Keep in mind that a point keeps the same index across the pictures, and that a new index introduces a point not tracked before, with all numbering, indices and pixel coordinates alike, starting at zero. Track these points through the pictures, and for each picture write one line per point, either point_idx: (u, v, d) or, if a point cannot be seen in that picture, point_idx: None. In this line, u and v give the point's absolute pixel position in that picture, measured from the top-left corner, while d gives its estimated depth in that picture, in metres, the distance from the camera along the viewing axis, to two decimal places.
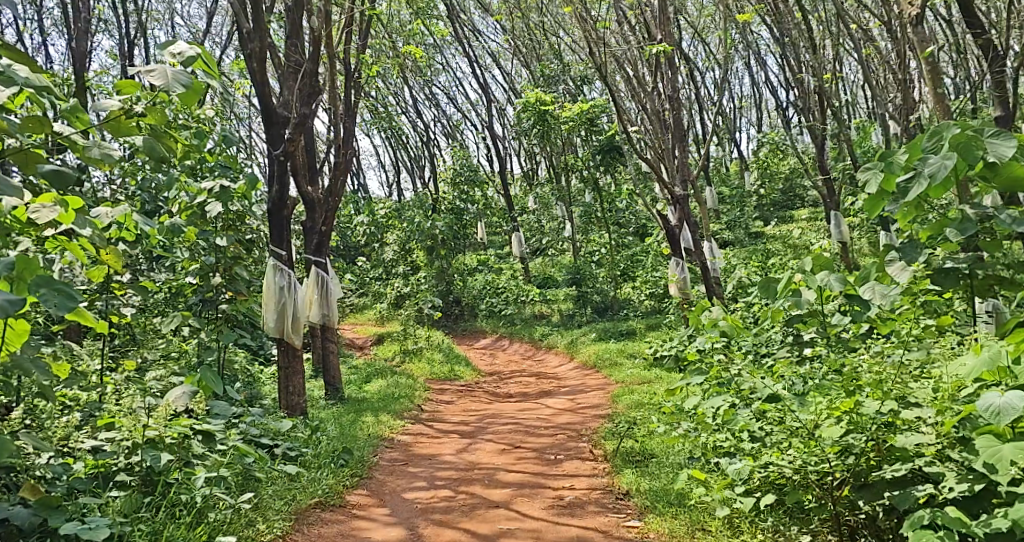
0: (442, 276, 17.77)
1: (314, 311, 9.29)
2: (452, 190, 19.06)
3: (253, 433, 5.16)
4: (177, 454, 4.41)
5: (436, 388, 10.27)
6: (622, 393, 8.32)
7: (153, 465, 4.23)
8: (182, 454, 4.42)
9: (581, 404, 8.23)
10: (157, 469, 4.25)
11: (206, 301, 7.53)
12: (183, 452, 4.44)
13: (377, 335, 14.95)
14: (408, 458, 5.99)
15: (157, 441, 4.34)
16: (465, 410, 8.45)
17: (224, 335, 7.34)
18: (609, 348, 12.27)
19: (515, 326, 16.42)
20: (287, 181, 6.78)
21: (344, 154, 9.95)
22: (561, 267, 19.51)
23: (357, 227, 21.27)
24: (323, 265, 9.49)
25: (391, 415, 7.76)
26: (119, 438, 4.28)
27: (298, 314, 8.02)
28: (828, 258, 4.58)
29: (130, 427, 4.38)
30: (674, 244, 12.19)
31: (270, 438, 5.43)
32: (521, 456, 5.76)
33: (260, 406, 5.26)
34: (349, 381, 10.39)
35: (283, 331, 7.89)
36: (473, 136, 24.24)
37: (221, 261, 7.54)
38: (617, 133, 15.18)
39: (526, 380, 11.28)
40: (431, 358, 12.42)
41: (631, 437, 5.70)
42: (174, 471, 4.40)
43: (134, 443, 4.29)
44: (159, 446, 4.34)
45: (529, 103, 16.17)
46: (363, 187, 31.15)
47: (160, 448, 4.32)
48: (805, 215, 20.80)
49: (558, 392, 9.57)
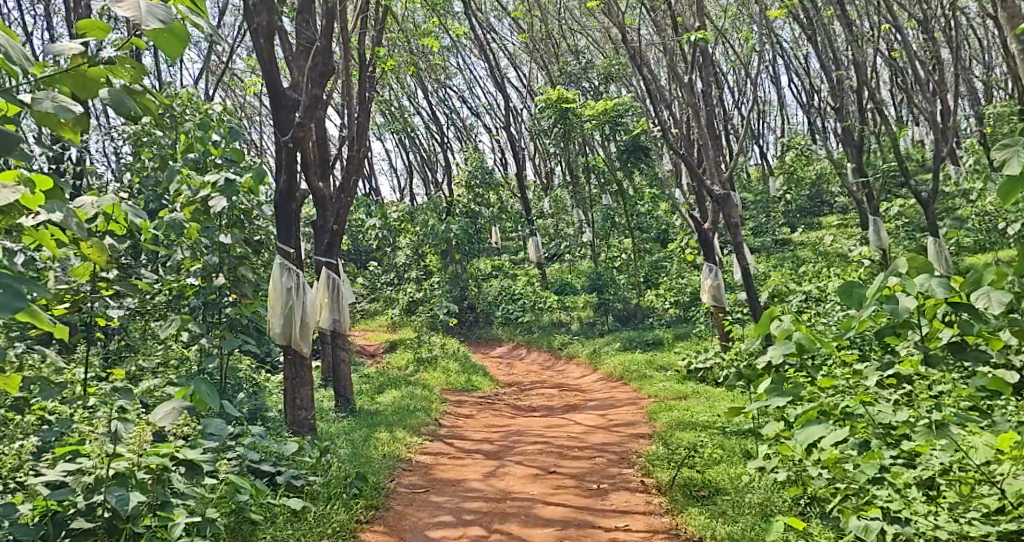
0: (457, 282, 17.07)
1: (325, 317, 8.63)
2: (466, 192, 18.28)
3: (250, 458, 4.49)
4: (149, 494, 3.74)
5: (454, 400, 9.59)
6: (659, 411, 7.62)
7: (117, 509, 3.54)
8: (156, 494, 3.74)
9: (615, 421, 7.52)
10: (122, 514, 3.57)
11: (208, 303, 6.91)
12: (157, 491, 3.77)
13: (390, 343, 14.31)
14: (430, 484, 5.31)
15: (127, 477, 3.65)
16: (488, 426, 7.76)
17: (227, 342, 6.71)
18: (636, 359, 11.58)
19: (533, 334, 15.70)
20: (297, 171, 6.12)
21: (357, 149, 9.26)
22: (580, 273, 18.80)
23: (369, 231, 20.65)
24: (334, 268, 8.81)
25: (408, 431, 7.09)
26: (82, 471, 3.64)
27: (305, 319, 7.16)
28: (927, 260, 4.08)
29: (98, 455, 3.70)
30: (707, 249, 11.45)
31: (270, 464, 4.74)
32: (561, 484, 5.07)
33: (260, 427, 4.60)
34: (360, 391, 9.71)
35: (289, 337, 7.02)
36: (488, 139, 23.61)
37: (224, 261, 6.87)
38: (643, 133, 14.49)
39: (549, 393, 10.58)
40: (447, 367, 11.76)
41: (687, 466, 5.02)
42: (144, 512, 3.75)
43: (97, 479, 3.64)
44: (129, 484, 3.65)
45: (551, 101, 15.40)
46: (375, 191, 30.57)
47: (129, 486, 3.65)
48: (834, 222, 20.04)
49: (585, 407, 8.86)
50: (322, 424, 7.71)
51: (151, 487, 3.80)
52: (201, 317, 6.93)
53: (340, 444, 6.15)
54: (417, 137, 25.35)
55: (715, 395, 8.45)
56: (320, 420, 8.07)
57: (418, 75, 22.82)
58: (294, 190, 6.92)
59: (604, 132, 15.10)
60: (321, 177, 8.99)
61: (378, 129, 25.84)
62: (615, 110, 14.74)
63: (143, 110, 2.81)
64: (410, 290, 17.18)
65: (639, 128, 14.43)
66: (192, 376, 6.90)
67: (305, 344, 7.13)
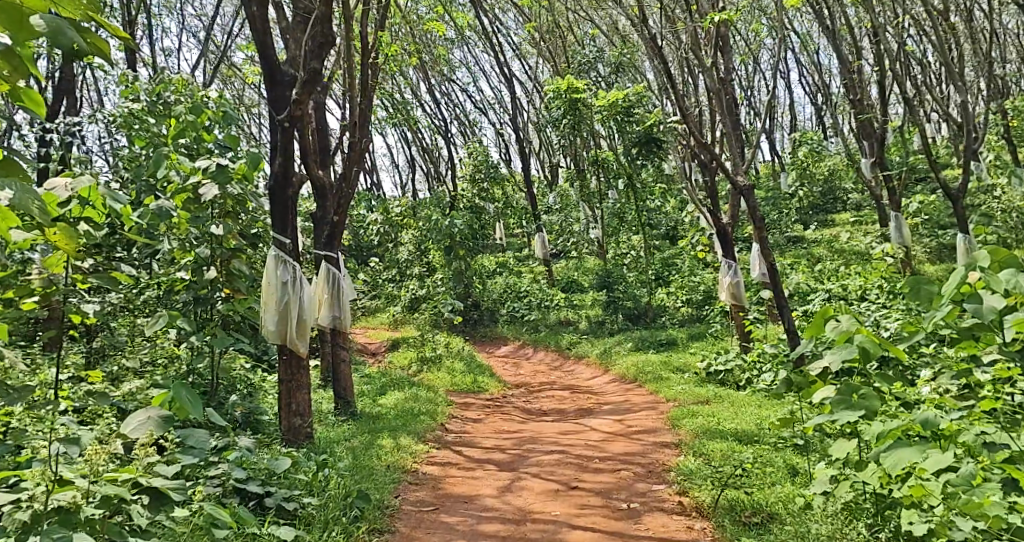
0: (461, 279, 16.49)
1: (325, 314, 8.14)
2: (471, 186, 17.73)
3: (235, 476, 3.95)
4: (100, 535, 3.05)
5: (461, 402, 9.10)
6: (682, 418, 7.12)
7: None
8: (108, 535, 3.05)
9: (635, 428, 7.02)
10: None
11: (200, 299, 6.45)
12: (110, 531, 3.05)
13: (392, 341, 13.80)
14: (439, 501, 4.82)
15: (72, 514, 2.95)
16: (498, 431, 7.26)
17: (218, 341, 6.20)
18: (650, 359, 11.08)
19: (540, 333, 15.10)
20: (294, 152, 5.63)
21: (359, 137, 8.75)
22: (588, 271, 18.26)
23: (371, 226, 20.13)
24: (335, 262, 8.30)
25: (413, 437, 6.62)
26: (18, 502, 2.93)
27: (302, 315, 6.58)
28: (1010, 253, 3.57)
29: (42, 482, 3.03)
30: (725, 245, 10.92)
31: (261, 484, 4.16)
32: (586, 503, 4.59)
33: (249, 441, 3.99)
34: (360, 393, 9.20)
35: (285, 336, 6.46)
36: (493, 133, 23.12)
37: (217, 253, 6.42)
38: (657, 124, 13.98)
39: (560, 395, 10.07)
40: (452, 367, 11.28)
41: (726, 484, 4.54)
42: None
43: (34, 514, 2.90)
44: (75, 523, 2.95)
45: (560, 91, 14.87)
46: (377, 186, 30.06)
47: (74, 526, 2.94)
48: (848, 219, 19.53)
49: (599, 412, 8.37)
50: (321, 428, 7.20)
51: (100, 524, 3.09)
52: (191, 314, 6.44)
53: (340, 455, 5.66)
54: (420, 131, 24.86)
55: (740, 401, 7.94)
56: (319, 424, 7.57)
57: (422, 67, 22.33)
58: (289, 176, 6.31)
59: (615, 123, 14.60)
60: (322, 165, 8.49)
61: (380, 123, 25.34)
62: (626, 101, 14.24)
63: (94, 50, 2.25)
64: (413, 287, 16.64)
65: (652, 119, 13.91)
66: (182, 378, 6.41)
67: (301, 344, 6.57)
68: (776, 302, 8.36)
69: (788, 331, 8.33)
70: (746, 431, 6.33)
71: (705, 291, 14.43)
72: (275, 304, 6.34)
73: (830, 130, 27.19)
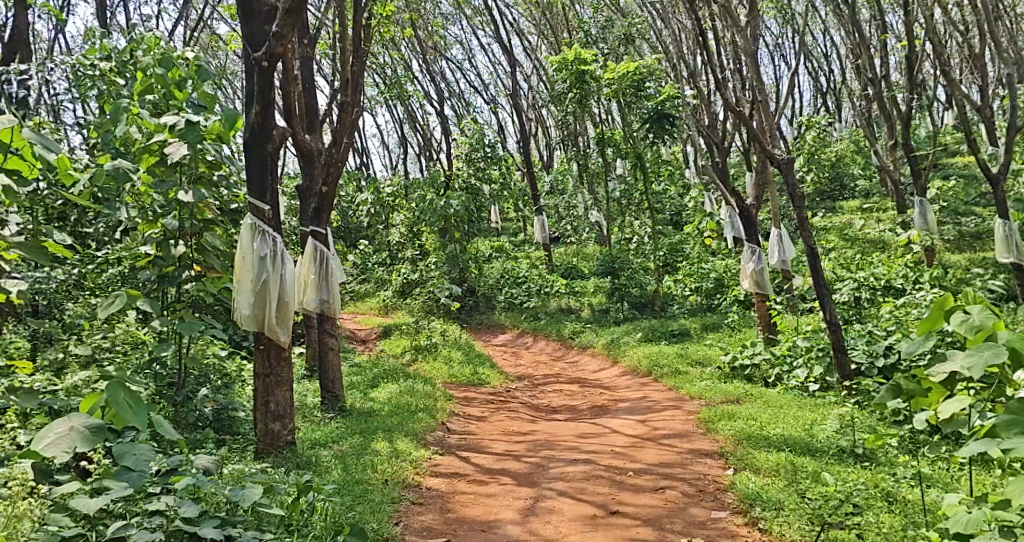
0: (456, 262, 15.56)
1: (310, 297, 7.20)
2: (467, 166, 16.67)
3: (183, 513, 3.07)
4: None
5: (462, 397, 8.24)
6: (716, 421, 6.27)
7: None
8: None
9: (662, 431, 6.17)
10: None
11: (165, 277, 5.67)
12: None
13: (383, 328, 12.88)
14: (451, 531, 4.02)
15: None
16: (506, 432, 6.42)
17: (188, 328, 5.39)
18: (664, 351, 10.23)
19: (540, 321, 14.16)
20: (275, 93, 4.84)
21: (353, 99, 7.72)
22: (589, 257, 17.36)
23: (361, 206, 19.12)
24: (322, 240, 7.36)
25: (412, 439, 5.80)
26: None
27: (282, 296, 5.11)
28: None
29: None
30: (748, 228, 10.03)
31: (221, 524, 3.23)
32: (634, 536, 3.82)
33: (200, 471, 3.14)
34: (349, 386, 8.30)
35: (262, 321, 5.00)
36: (490, 112, 22.10)
37: (187, 225, 5.67)
38: (671, 97, 13.00)
39: (568, 390, 9.22)
40: (449, 356, 10.40)
41: (821, 521, 3.78)
42: None
43: None
44: None
45: (565, 62, 13.83)
46: (366, 166, 28.93)
47: None
48: (860, 207, 18.66)
49: (617, 410, 7.50)
50: (307, 426, 6.34)
51: None
52: (155, 296, 5.62)
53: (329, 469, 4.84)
54: (413, 108, 23.79)
55: (776, 401, 7.08)
56: (303, 421, 6.69)
57: (417, 42, 21.27)
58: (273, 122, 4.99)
59: (625, 99, 13.64)
60: (308, 128, 7.48)
61: (371, 99, 24.22)
62: (637, 74, 13.25)
63: None
64: (405, 271, 15.68)
65: (666, 92, 12.95)
66: (146, 368, 5.58)
67: (280, 332, 5.10)
68: (815, 290, 7.50)
69: (828, 321, 7.50)
70: (796, 437, 5.50)
71: (717, 279, 13.61)
72: (251, 282, 4.89)
73: (833, 114, 26.37)
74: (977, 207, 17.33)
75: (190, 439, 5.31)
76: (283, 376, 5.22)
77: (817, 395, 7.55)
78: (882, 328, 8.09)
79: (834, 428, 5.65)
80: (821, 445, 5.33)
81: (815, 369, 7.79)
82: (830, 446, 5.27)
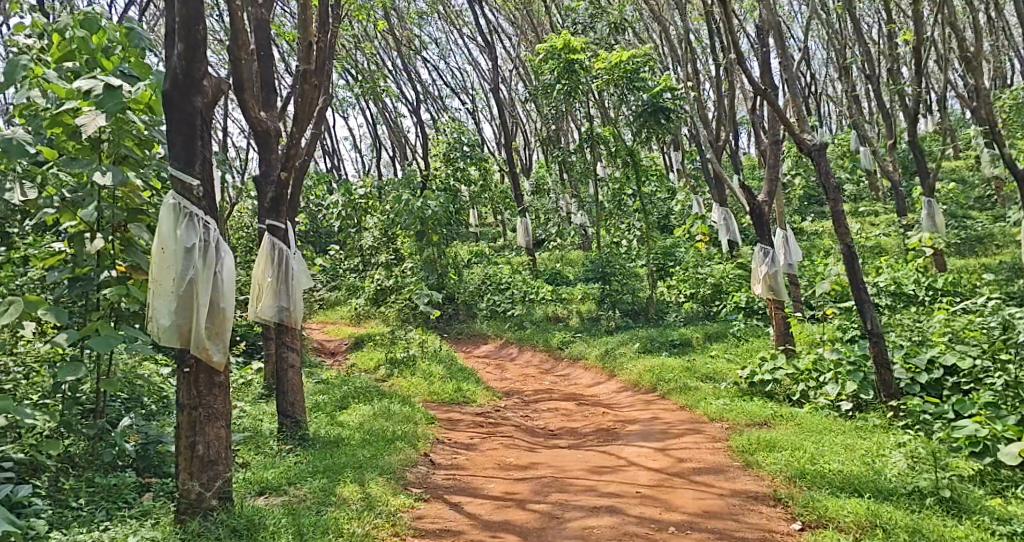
0: (434, 268, 14.44)
1: (266, 303, 6.09)
2: (445, 166, 15.54)
3: None
4: None
5: (446, 419, 7.17)
6: (754, 452, 5.24)
7: None
8: None
9: (687, 463, 5.19)
10: None
11: (79, 279, 4.70)
12: None
13: (354, 339, 11.73)
14: None
15: None
16: (501, 465, 5.38)
17: (103, 344, 4.34)
18: (666, 364, 9.21)
19: (525, 331, 13.06)
20: (198, 19, 3.90)
21: (317, 74, 6.61)
22: (575, 263, 16.31)
23: (332, 208, 17.86)
24: (281, 235, 6.24)
25: (388, 478, 4.77)
26: None
27: (216, 302, 3.97)
28: None
29: None
30: (759, 226, 8.97)
31: None
32: None
33: None
34: (314, 406, 7.18)
35: (189, 335, 3.86)
36: (467, 111, 20.95)
37: (109, 214, 4.65)
38: (669, 87, 11.91)
39: (563, 408, 8.17)
40: (428, 370, 9.30)
41: None
42: None
43: None
44: None
45: (553, 51, 12.70)
46: (338, 167, 27.61)
47: None
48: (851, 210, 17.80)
49: (627, 434, 6.48)
50: (261, 461, 5.25)
51: None
52: (66, 302, 4.66)
53: (283, 535, 3.79)
54: (386, 106, 22.57)
55: (812, 424, 6.12)
56: (257, 453, 5.59)
57: (389, 35, 20.04)
58: (200, 68, 3.96)
59: (618, 90, 12.55)
60: (262, 104, 6.36)
61: (341, 96, 22.94)
62: (630, 64, 12.17)
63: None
64: (379, 277, 14.55)
65: (663, 81, 11.86)
66: (52, 392, 4.55)
67: (214, 349, 3.93)
68: (853, 296, 6.53)
69: (868, 332, 6.53)
70: (860, 474, 4.52)
71: (714, 284, 12.62)
72: (172, 281, 3.82)
73: (819, 116, 25.61)
74: (977, 210, 16.55)
75: (106, 485, 4.26)
76: (219, 408, 3.99)
77: (853, 416, 6.59)
78: (920, 338, 7.13)
79: (903, 462, 4.68)
80: (893, 484, 4.35)
81: (849, 385, 6.75)
82: (904, 485, 4.33)
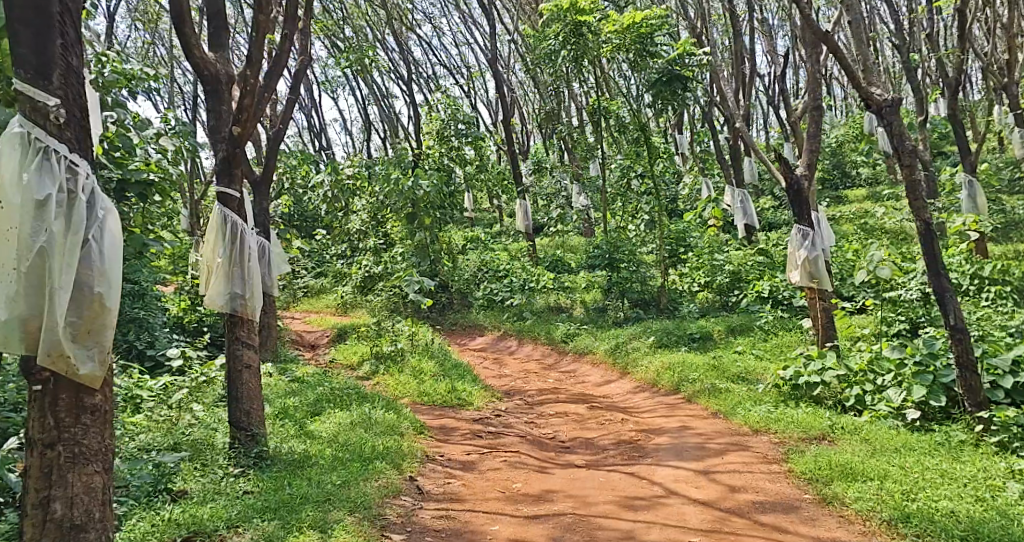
0: (426, 254, 13.29)
1: (216, 290, 4.98)
2: (438, 143, 14.32)
3: None
4: None
5: (437, 427, 6.04)
6: (830, 481, 4.15)
7: None
8: None
9: (741, 494, 4.13)
10: None
11: None
12: None
13: (334, 332, 10.57)
14: None
15: None
16: (506, 495, 4.29)
17: None
18: (687, 361, 8.07)
19: (525, 321, 11.92)
20: None
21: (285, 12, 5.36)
22: (576, 249, 15.13)
23: (317, 189, 16.61)
24: (238, 207, 5.11)
25: (361, 519, 3.68)
26: None
27: (87, 285, 2.99)
28: None
29: None
30: (797, 204, 7.84)
31: None
32: None
33: None
34: (280, 412, 6.03)
35: (37, 331, 2.87)
36: (462, 88, 19.70)
37: None
38: (689, 53, 10.72)
39: (574, 413, 7.04)
40: (416, 367, 8.16)
41: None
42: None
43: None
44: None
45: (560, 11, 11.50)
46: (326, 150, 26.27)
47: None
48: (871, 194, 16.62)
49: (655, 449, 5.38)
50: (203, 489, 4.13)
51: None
52: None
53: None
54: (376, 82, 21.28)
55: (882, 439, 5.05)
56: (202, 474, 4.51)
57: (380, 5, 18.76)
58: None
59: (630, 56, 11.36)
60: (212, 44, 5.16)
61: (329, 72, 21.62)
62: (646, 25, 10.95)
63: None
64: (367, 263, 13.36)
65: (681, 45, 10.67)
66: None
67: (78, 356, 2.92)
68: (931, 285, 5.45)
69: (949, 329, 5.43)
70: (983, 516, 3.48)
71: (733, 272, 11.46)
72: (15, 247, 2.85)
73: (830, 98, 24.38)
74: (1006, 194, 15.43)
75: None
76: (90, 447, 2.99)
77: (922, 427, 5.51)
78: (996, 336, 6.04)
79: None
80: None
81: (916, 390, 5.67)
82: None
